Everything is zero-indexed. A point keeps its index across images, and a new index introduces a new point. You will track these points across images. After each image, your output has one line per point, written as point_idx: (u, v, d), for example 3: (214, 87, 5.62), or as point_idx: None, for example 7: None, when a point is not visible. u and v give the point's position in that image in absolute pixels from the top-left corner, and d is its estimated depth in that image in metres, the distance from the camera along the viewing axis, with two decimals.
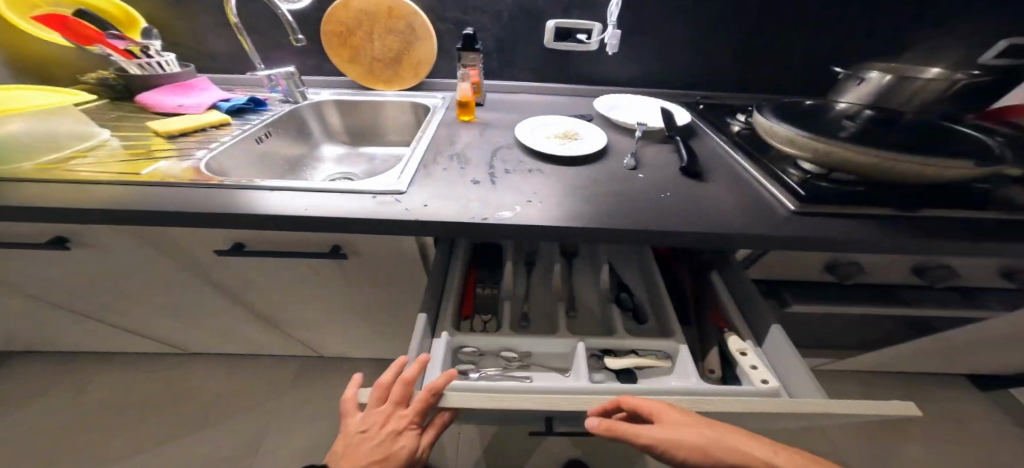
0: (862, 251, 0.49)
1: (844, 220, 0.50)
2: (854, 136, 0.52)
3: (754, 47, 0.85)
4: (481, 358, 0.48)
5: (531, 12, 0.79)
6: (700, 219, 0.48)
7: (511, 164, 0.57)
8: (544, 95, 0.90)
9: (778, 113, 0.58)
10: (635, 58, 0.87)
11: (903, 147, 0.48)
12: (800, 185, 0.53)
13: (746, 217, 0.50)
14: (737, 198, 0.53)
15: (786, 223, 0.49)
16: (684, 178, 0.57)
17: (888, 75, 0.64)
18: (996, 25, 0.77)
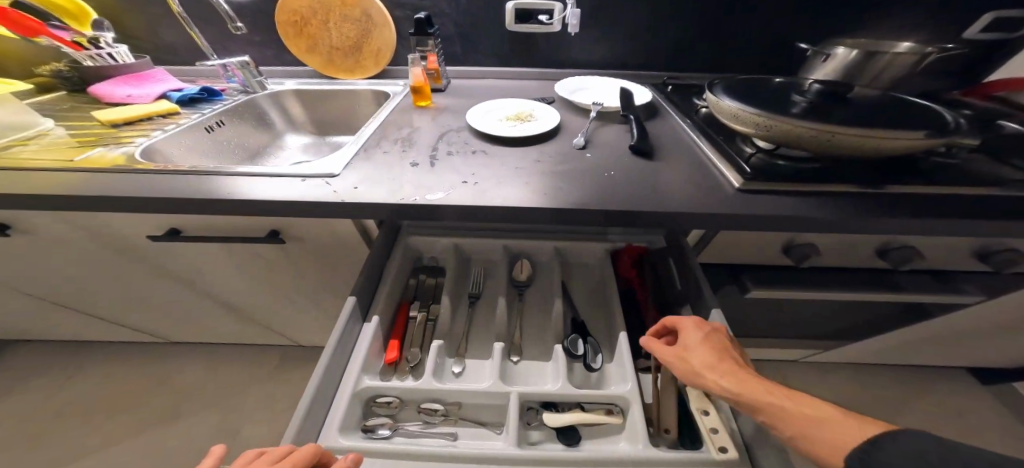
0: (810, 232, 0.47)
1: (798, 194, 0.47)
2: (803, 112, 0.51)
3: (721, 27, 0.83)
4: (400, 410, 0.45)
5: None
6: (637, 196, 0.47)
7: (456, 145, 0.56)
8: (510, 80, 0.88)
9: (731, 91, 0.58)
10: (599, 40, 0.86)
11: (851, 120, 0.47)
12: (748, 162, 0.51)
13: (691, 193, 0.47)
14: (684, 177, 0.51)
15: (730, 200, 0.46)
16: (632, 158, 0.55)
17: (853, 51, 0.66)
18: None
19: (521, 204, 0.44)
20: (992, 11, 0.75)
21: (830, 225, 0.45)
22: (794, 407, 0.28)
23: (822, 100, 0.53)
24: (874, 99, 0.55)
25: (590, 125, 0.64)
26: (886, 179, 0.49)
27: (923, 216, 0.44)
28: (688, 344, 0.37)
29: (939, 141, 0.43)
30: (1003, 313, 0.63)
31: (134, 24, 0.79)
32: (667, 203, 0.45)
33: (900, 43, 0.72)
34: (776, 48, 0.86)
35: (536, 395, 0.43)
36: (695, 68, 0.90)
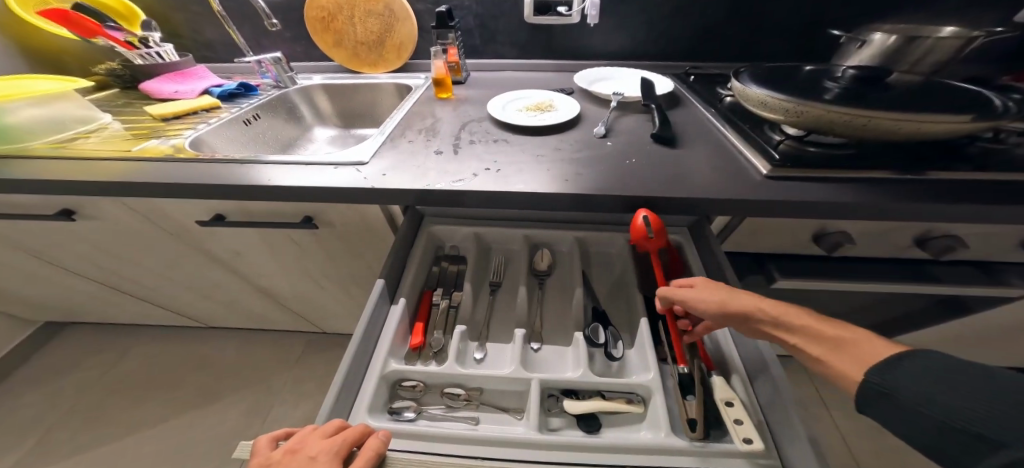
0: (843, 218, 0.45)
1: (831, 181, 0.46)
2: (835, 97, 0.50)
3: (745, 12, 0.81)
4: (424, 394, 0.46)
5: None
6: (660, 183, 0.46)
7: (478, 135, 0.58)
8: (527, 72, 0.89)
9: (758, 78, 0.56)
10: (619, 28, 0.85)
11: (889, 104, 0.46)
12: (776, 149, 0.50)
13: (717, 181, 0.47)
14: (709, 164, 0.50)
15: (758, 188, 0.45)
16: (655, 147, 0.55)
17: (893, 36, 0.63)
18: None
19: (543, 190, 0.45)
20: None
21: (865, 210, 0.43)
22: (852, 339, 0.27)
23: (857, 85, 0.51)
24: (913, 83, 0.53)
25: (610, 114, 0.64)
26: (927, 165, 0.47)
27: (965, 202, 0.42)
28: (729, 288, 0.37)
29: (985, 124, 0.41)
30: None
31: (177, 24, 0.84)
32: (693, 189, 0.45)
33: (944, 28, 0.68)
34: (804, 35, 0.83)
35: (557, 382, 0.44)
36: (717, 56, 0.88)
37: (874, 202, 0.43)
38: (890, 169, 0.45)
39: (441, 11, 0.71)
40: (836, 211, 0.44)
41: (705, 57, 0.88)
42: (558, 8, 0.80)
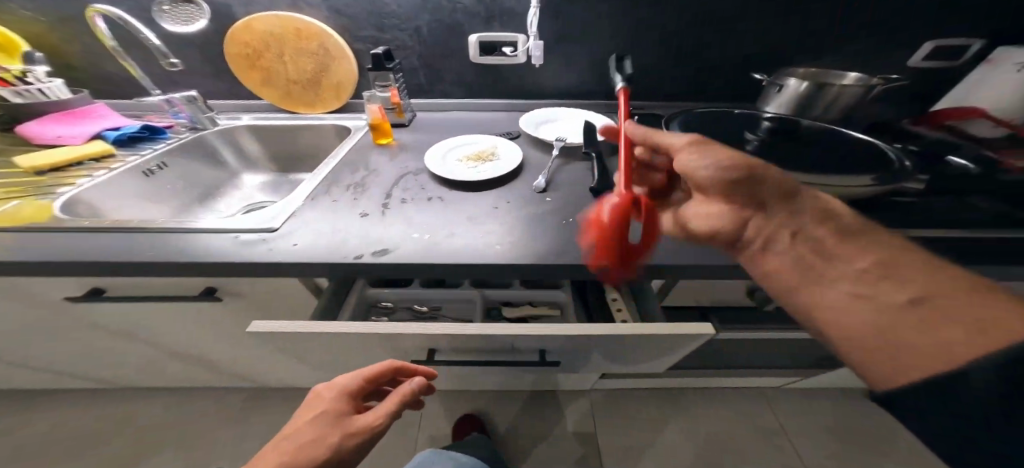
0: None
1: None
2: (754, 151, 0.52)
3: (683, 58, 0.85)
4: (394, 312, 0.57)
5: (451, 25, 0.77)
6: (597, 247, 0.45)
7: (412, 190, 0.54)
8: (475, 112, 0.88)
9: (686, 129, 0.58)
10: (566, 70, 0.87)
11: (799, 162, 0.48)
12: None
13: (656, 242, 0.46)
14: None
15: (693, 248, 0.44)
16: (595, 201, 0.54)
17: (805, 82, 0.68)
18: (916, 25, 0.77)
19: (474, 260, 0.41)
20: (932, 41, 0.78)
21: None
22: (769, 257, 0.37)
23: (772, 137, 0.55)
24: (818, 135, 0.57)
25: (553, 163, 0.63)
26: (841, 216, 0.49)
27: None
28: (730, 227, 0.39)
29: (883, 181, 0.44)
30: None
31: (76, 56, 0.75)
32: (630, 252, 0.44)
33: (847, 73, 0.74)
34: (734, 76, 0.88)
35: (499, 294, 0.57)
36: (660, 98, 0.92)
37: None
38: None
39: (377, 52, 0.67)
40: None
41: (649, 98, 0.92)
42: (503, 49, 0.80)
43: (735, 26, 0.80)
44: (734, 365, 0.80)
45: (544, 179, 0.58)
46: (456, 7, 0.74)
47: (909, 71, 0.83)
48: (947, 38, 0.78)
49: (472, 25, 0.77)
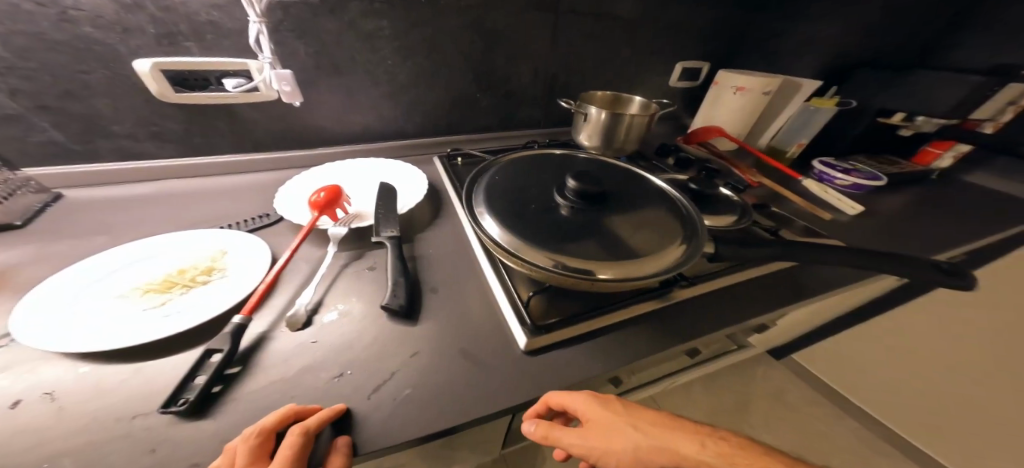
0: (616, 370, 0.38)
1: (596, 338, 0.40)
2: (563, 223, 0.42)
3: (495, 87, 0.76)
4: None
5: (96, 47, 0.46)
6: (371, 420, 0.29)
7: (6, 386, 0.28)
8: (236, 177, 0.61)
9: (488, 200, 0.43)
10: (355, 108, 0.65)
11: (615, 241, 0.40)
12: (528, 302, 0.40)
13: (466, 380, 0.33)
14: (455, 340, 0.37)
15: (505, 380, 0.34)
16: (389, 323, 0.37)
17: (602, 112, 0.64)
18: (679, 52, 0.87)
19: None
20: (679, 63, 0.89)
21: (623, 369, 0.38)
22: (646, 448, 0.32)
23: (582, 200, 0.43)
24: (624, 179, 0.51)
25: (338, 264, 0.43)
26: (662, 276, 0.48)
27: (689, 329, 0.43)
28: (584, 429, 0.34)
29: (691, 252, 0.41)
30: (778, 330, 0.74)
31: None
32: (423, 414, 0.30)
33: (634, 97, 0.71)
34: (548, 104, 0.84)
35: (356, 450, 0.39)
36: (488, 131, 0.82)
37: (619, 361, 0.38)
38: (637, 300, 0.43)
39: None
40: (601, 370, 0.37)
41: (475, 132, 0.81)
42: (225, 80, 0.52)
43: (534, 51, 0.74)
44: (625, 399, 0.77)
45: (312, 303, 0.37)
46: (91, 17, 0.44)
47: (679, 89, 0.95)
48: (689, 59, 0.89)
49: (152, 51, 0.48)
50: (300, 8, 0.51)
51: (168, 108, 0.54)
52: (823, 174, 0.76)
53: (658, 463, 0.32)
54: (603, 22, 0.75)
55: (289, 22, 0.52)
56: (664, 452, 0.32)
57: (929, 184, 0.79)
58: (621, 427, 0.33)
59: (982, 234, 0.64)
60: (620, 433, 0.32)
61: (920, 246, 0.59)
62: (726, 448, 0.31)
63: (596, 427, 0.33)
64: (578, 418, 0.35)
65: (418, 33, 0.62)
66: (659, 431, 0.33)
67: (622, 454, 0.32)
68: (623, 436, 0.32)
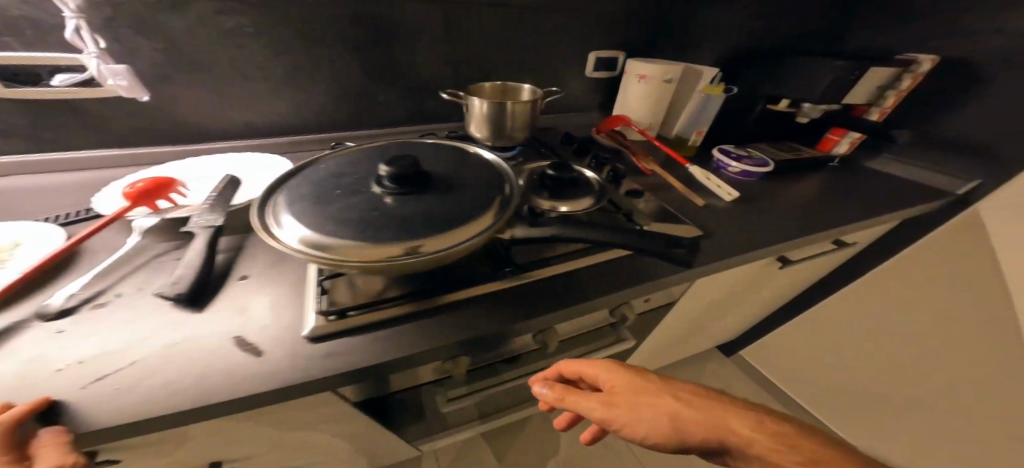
0: (419, 357, 0.37)
1: (403, 325, 0.39)
2: (372, 207, 0.38)
3: (392, 80, 0.74)
4: None
5: None
6: (72, 410, 0.26)
7: None
8: (89, 173, 0.58)
9: (292, 189, 0.39)
10: (230, 103, 0.63)
11: (417, 225, 0.36)
12: (330, 294, 0.39)
13: (225, 363, 0.31)
14: (232, 327, 0.35)
15: (275, 362, 0.32)
16: (169, 310, 0.36)
17: (478, 100, 0.63)
18: (590, 42, 0.85)
19: None
20: (592, 53, 0.87)
21: (421, 354, 0.36)
22: (679, 417, 0.33)
23: (399, 183, 0.40)
24: (468, 166, 0.48)
25: (149, 257, 0.42)
26: (499, 262, 0.48)
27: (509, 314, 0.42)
28: (614, 389, 0.37)
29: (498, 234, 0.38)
30: (677, 316, 0.75)
31: None
32: (142, 402, 0.28)
33: (522, 85, 0.70)
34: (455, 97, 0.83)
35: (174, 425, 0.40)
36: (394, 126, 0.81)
37: (421, 346, 0.37)
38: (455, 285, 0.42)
39: None
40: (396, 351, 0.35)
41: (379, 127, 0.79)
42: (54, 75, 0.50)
43: (428, 43, 0.72)
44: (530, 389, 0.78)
45: (84, 296, 0.36)
46: None
47: (599, 80, 0.93)
48: (603, 48, 0.87)
49: None
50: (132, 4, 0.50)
51: (8, 104, 0.52)
52: (718, 162, 0.76)
53: (694, 436, 0.32)
54: (498, 11, 0.73)
55: (118, 18, 0.50)
56: (699, 419, 0.33)
57: (830, 171, 0.79)
58: (654, 392, 0.35)
59: (854, 219, 0.65)
60: (653, 401, 0.35)
61: (784, 232, 0.59)
62: (778, 430, 0.31)
63: (622, 395, 0.36)
64: (608, 382, 0.38)
65: (287, 26, 0.60)
66: (699, 400, 0.35)
67: (653, 420, 0.33)
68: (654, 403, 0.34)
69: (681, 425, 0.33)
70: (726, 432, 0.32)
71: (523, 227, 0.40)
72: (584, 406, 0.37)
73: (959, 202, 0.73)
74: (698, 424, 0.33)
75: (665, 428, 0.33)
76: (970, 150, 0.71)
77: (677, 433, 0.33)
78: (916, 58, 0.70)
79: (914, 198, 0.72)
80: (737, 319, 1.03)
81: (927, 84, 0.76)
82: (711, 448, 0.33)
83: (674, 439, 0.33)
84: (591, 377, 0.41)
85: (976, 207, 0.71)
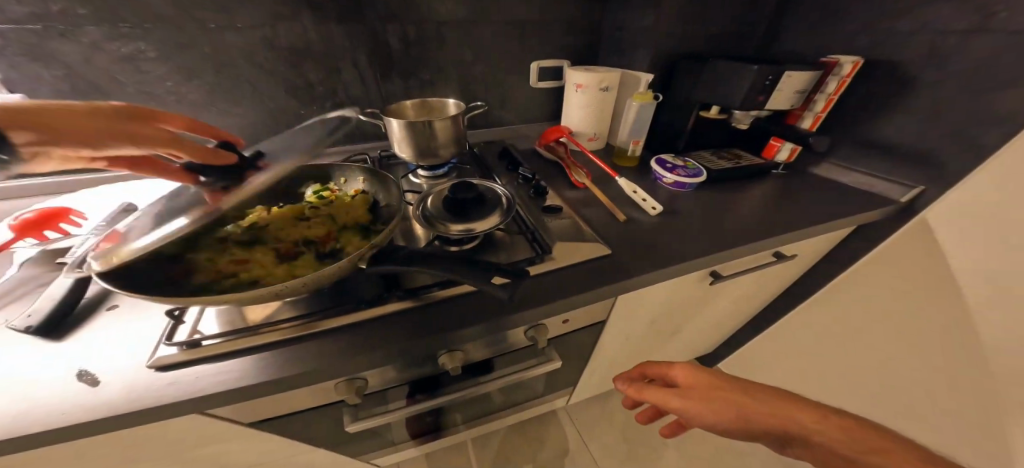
0: (265, 388, 0.37)
1: (257, 353, 0.38)
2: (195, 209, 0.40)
3: (323, 97, 0.74)
4: None
5: None
6: None
7: None
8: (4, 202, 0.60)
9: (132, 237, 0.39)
10: None
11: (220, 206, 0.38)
12: (195, 323, 0.41)
13: (56, 393, 0.34)
14: (81, 359, 0.37)
15: (104, 395, 0.34)
16: (19, 342, 0.38)
17: (393, 119, 0.63)
18: (528, 53, 0.85)
19: None
20: (535, 62, 0.87)
21: (263, 387, 0.36)
22: (755, 406, 0.42)
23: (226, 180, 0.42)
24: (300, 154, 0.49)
25: (24, 284, 0.45)
26: (384, 286, 0.47)
27: (376, 340, 0.40)
28: (691, 385, 0.47)
29: (357, 265, 0.40)
30: (615, 332, 0.74)
31: None
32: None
33: (446, 100, 0.71)
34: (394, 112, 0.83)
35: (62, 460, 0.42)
36: (334, 142, 0.81)
37: (265, 377, 0.36)
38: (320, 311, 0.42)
39: None
40: (235, 383, 0.36)
41: (318, 144, 0.80)
42: None
43: (355, 59, 0.73)
44: (473, 400, 0.79)
45: None
46: None
47: (548, 90, 0.93)
48: (546, 59, 0.87)
49: None
50: (20, 33, 0.55)
51: None
52: (655, 172, 0.75)
53: (765, 423, 0.41)
54: (425, 28, 0.74)
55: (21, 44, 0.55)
56: (762, 411, 0.41)
57: (772, 180, 0.77)
58: (734, 381, 0.45)
59: (785, 231, 0.62)
60: (729, 387, 0.44)
61: (698, 248, 0.57)
62: (841, 423, 0.38)
63: (699, 389, 0.46)
64: (685, 382, 0.47)
65: (196, 47, 0.62)
66: (769, 392, 0.43)
67: (728, 414, 0.43)
68: (726, 393, 0.44)
69: (758, 415, 0.41)
70: (791, 422, 0.40)
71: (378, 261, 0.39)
72: (666, 400, 0.46)
73: (906, 210, 0.68)
74: (771, 415, 0.41)
75: (736, 417, 0.42)
76: (915, 155, 0.67)
77: (751, 420, 0.41)
78: (835, 61, 0.70)
79: (858, 207, 0.68)
80: (699, 333, 0.99)
81: (868, 88, 0.73)
82: (775, 435, 0.41)
83: (749, 424, 0.42)
84: (669, 377, 0.50)
85: (922, 216, 0.66)
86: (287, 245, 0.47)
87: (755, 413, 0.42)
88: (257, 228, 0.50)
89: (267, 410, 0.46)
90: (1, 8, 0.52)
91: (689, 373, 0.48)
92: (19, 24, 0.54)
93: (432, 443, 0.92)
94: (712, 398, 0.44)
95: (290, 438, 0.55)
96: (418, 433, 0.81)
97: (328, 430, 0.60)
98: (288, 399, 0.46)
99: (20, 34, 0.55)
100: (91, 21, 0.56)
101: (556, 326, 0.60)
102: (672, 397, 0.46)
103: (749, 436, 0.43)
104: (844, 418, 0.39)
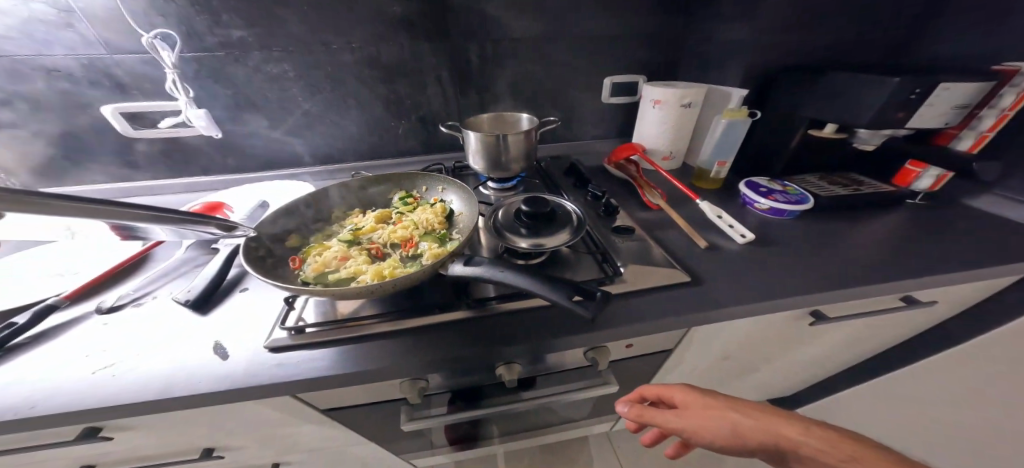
0: (351, 378, 0.40)
1: (345, 344, 0.42)
2: None
3: (409, 111, 0.83)
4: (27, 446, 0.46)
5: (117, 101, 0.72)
6: (95, 390, 0.37)
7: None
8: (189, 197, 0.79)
9: None
10: (285, 135, 0.82)
11: None
12: (300, 311, 0.46)
13: (202, 362, 0.40)
14: (219, 334, 0.44)
15: (234, 368, 0.40)
16: (179, 313, 0.47)
17: (472, 132, 0.66)
18: (604, 69, 0.85)
19: None
20: (609, 78, 0.85)
21: (349, 377, 0.39)
22: (754, 425, 0.38)
23: None
24: None
25: (185, 266, 0.56)
26: (458, 295, 0.49)
27: (447, 345, 0.41)
28: (684, 402, 0.42)
29: (437, 271, 0.42)
30: (680, 364, 0.67)
31: None
32: (130, 390, 0.38)
33: (523, 116, 0.74)
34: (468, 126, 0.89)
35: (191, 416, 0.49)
36: (413, 152, 0.89)
37: (352, 369, 0.39)
38: (400, 312, 0.45)
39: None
40: (327, 372, 0.39)
41: (399, 153, 0.89)
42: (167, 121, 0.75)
43: (441, 76, 0.80)
44: (519, 414, 0.77)
45: (137, 295, 0.51)
46: (111, 79, 0.70)
47: (620, 105, 0.91)
48: (620, 74, 0.86)
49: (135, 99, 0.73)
50: (210, 60, 0.71)
51: (164, 141, 0.80)
52: (744, 197, 0.67)
53: (761, 439, 0.38)
54: (504, 48, 0.78)
55: (204, 70, 0.71)
56: (759, 428, 0.38)
57: (902, 211, 0.64)
58: (728, 396, 0.41)
59: (923, 275, 0.50)
60: (725, 405, 0.40)
61: (800, 284, 0.49)
62: (830, 435, 0.37)
63: (694, 407, 0.41)
64: (681, 399, 0.43)
65: (318, 70, 0.75)
66: (761, 405, 0.40)
67: (726, 432, 0.39)
68: (718, 406, 0.41)
69: (752, 432, 0.38)
70: (780, 435, 0.38)
71: (459, 265, 0.40)
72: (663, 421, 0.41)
73: None
74: (766, 432, 0.38)
75: (732, 436, 0.39)
76: None
77: (747, 439, 0.38)
78: (1014, 70, 0.57)
79: None
80: (785, 381, 0.84)
81: None
82: (768, 449, 0.38)
83: (744, 443, 0.38)
84: (666, 397, 0.45)
85: None
86: (378, 247, 0.52)
87: (750, 431, 0.38)
88: (356, 228, 0.56)
89: (343, 397, 0.50)
90: (201, 40, 0.68)
91: (684, 389, 0.43)
92: (210, 52, 0.70)
93: (472, 452, 0.91)
94: (709, 416, 0.40)
95: (354, 423, 0.59)
96: (456, 438, 0.81)
97: (384, 423, 0.63)
98: (362, 389, 0.49)
99: (204, 60, 0.71)
100: (248, 50, 0.71)
101: (618, 351, 0.56)
102: (671, 419, 0.41)
103: (745, 452, 0.39)
104: (831, 430, 0.38)
